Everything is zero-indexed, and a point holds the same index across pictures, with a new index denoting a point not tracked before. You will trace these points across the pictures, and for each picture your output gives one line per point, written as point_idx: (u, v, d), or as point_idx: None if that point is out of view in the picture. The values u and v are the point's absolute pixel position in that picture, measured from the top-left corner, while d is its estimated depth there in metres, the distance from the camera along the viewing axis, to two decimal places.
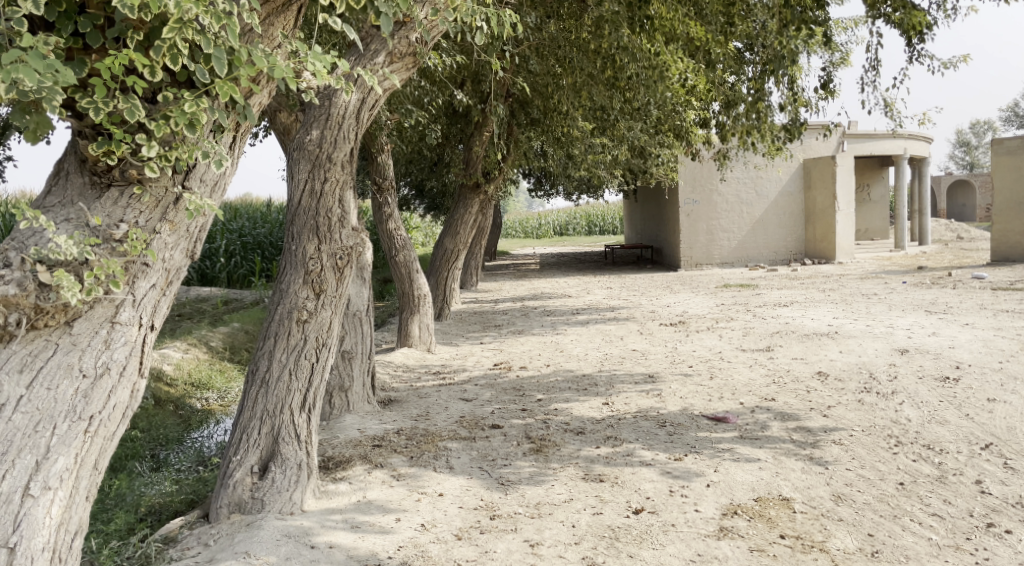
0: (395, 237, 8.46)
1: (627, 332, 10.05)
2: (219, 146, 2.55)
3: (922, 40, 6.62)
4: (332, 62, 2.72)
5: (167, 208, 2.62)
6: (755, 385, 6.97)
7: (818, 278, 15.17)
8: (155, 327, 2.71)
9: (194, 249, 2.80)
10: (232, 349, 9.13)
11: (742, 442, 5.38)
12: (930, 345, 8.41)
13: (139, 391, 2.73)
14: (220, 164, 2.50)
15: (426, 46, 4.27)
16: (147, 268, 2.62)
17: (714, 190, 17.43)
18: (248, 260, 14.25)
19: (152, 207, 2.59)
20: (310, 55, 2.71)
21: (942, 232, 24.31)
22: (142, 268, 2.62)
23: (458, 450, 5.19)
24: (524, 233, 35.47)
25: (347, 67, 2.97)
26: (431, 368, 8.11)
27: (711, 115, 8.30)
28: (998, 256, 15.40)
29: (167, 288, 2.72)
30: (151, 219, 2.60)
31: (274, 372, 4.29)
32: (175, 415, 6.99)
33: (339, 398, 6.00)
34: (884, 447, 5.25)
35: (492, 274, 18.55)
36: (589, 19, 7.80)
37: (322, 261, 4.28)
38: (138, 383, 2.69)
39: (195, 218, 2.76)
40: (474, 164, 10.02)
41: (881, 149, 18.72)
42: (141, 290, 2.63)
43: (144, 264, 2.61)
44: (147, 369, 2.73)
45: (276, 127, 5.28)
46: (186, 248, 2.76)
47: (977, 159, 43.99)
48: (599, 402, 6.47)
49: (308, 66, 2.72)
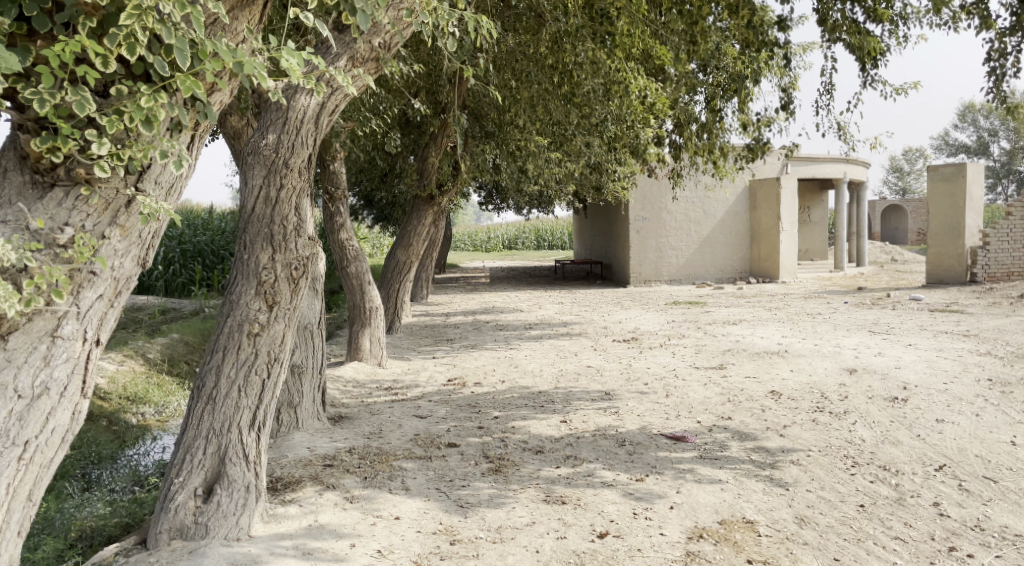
0: (347, 248, 8.23)
1: (580, 347, 9.98)
2: (177, 144, 2.35)
3: (875, 66, 6.72)
4: (307, 60, 2.67)
5: (117, 212, 2.41)
6: (710, 404, 6.94)
7: (764, 297, 15.37)
8: (101, 342, 2.49)
9: (146, 256, 2.58)
10: (172, 361, 8.75)
11: (703, 462, 5.32)
12: (877, 365, 8.53)
13: (82, 414, 2.52)
14: (179, 164, 2.30)
15: (390, 52, 4.20)
16: (94, 276, 2.41)
17: (664, 208, 17.58)
18: (188, 268, 13.80)
19: (101, 209, 2.38)
20: (287, 54, 2.62)
21: (877, 255, 24.96)
22: (89, 275, 2.39)
23: (414, 470, 5.01)
24: (473, 246, 35.39)
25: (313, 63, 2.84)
26: (383, 383, 7.88)
27: (666, 133, 8.28)
28: (933, 279, 15.85)
29: (115, 299, 2.50)
30: (99, 223, 2.38)
31: (222, 389, 4.03)
32: (109, 431, 6.63)
33: (288, 415, 5.74)
34: (842, 468, 5.25)
35: (441, 287, 18.34)
36: (547, 34, 7.75)
37: (276, 271, 4.08)
38: (81, 405, 2.48)
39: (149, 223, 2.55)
40: (429, 175, 9.81)
41: (823, 172, 19.19)
42: (86, 301, 2.41)
43: (91, 272, 2.39)
44: (92, 388, 2.51)
45: (225, 131, 5.04)
46: (138, 255, 2.54)
47: (909, 184, 45.62)
48: (557, 420, 6.35)
49: (283, 62, 2.65)
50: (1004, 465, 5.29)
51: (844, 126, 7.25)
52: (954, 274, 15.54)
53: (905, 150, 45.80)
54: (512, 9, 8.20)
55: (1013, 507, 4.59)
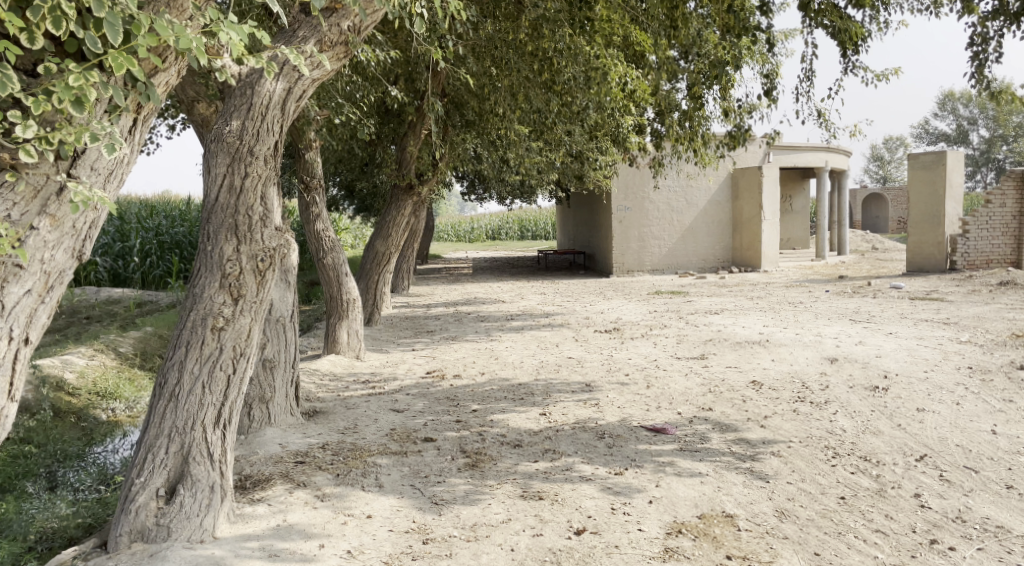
0: (323, 239, 8.06)
1: (562, 338, 9.88)
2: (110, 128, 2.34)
3: (856, 52, 6.63)
4: (248, 34, 2.58)
5: (47, 200, 2.41)
6: (691, 394, 6.87)
7: (746, 286, 15.34)
8: (31, 340, 2.49)
9: (82, 248, 2.57)
10: (144, 355, 8.57)
11: (683, 455, 5.23)
12: (858, 354, 8.48)
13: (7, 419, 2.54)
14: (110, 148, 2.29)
15: (359, 36, 4.11)
16: (20, 269, 2.41)
17: (646, 197, 17.52)
18: (166, 260, 13.58)
19: (29, 197, 2.38)
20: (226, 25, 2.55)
21: (859, 243, 25.04)
22: (15, 268, 2.40)
23: (389, 467, 4.88)
24: (456, 237, 35.27)
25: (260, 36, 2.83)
26: (360, 376, 7.75)
27: (647, 122, 8.17)
28: (913, 267, 15.88)
29: (46, 294, 2.50)
30: (27, 212, 2.38)
31: (185, 385, 3.89)
32: (77, 428, 6.46)
33: (260, 410, 5.58)
34: (823, 459, 5.19)
35: (423, 278, 18.19)
36: (526, 20, 7.61)
37: (241, 263, 3.96)
38: (7, 409, 2.51)
39: (84, 213, 2.54)
40: (408, 164, 9.66)
41: (805, 161, 19.20)
42: (11, 296, 2.41)
43: (17, 264, 2.40)
44: (19, 391, 2.53)
45: (192, 119, 4.87)
46: (72, 247, 2.53)
47: (890, 172, 45.91)
48: (536, 413, 6.25)
49: (222, 38, 2.57)
50: (985, 454, 5.25)
51: (826, 113, 7.18)
52: (935, 262, 15.56)
53: (886, 139, 45.99)
54: None
55: (994, 497, 4.54)
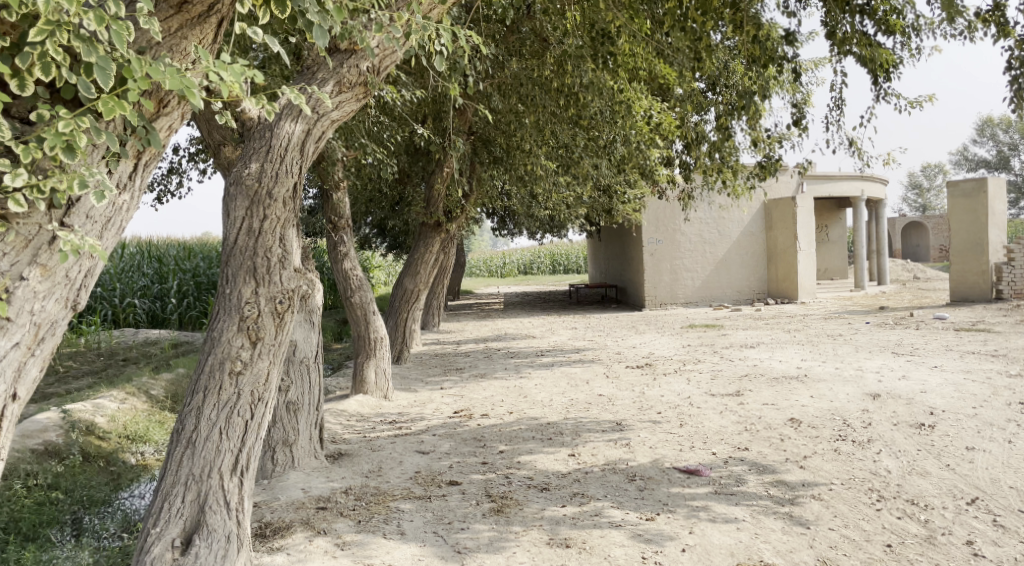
0: (351, 278, 8.00)
1: (593, 375, 9.69)
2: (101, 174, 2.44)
3: (888, 79, 6.47)
4: (242, 73, 2.63)
5: (39, 250, 2.48)
6: (726, 433, 6.65)
7: (783, 319, 15.02)
8: (18, 396, 2.54)
9: (75, 298, 2.64)
10: (175, 397, 8.57)
11: (718, 499, 5.02)
12: (902, 389, 8.16)
13: None
14: (101, 194, 2.37)
15: (378, 76, 4.06)
16: (7, 323, 2.46)
17: (678, 230, 17.34)
18: (202, 301, 13.71)
19: (20, 247, 2.44)
20: (219, 66, 2.62)
21: (899, 273, 24.51)
22: (4, 322, 2.46)
23: (412, 512, 4.75)
24: (488, 272, 35.30)
25: (266, 79, 2.88)
26: (388, 417, 7.64)
27: (675, 154, 8.06)
28: (957, 296, 15.39)
29: (36, 347, 2.56)
30: (17, 262, 2.45)
31: (202, 432, 3.81)
32: (106, 472, 6.42)
33: (283, 454, 5.51)
34: (867, 503, 4.94)
35: (455, 314, 18.12)
36: (551, 57, 7.58)
37: (259, 306, 3.89)
38: None
39: (78, 262, 2.62)
40: (436, 202, 9.66)
41: (840, 191, 18.90)
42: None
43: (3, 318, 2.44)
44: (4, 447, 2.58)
45: (218, 162, 4.83)
46: (63, 297, 2.60)
47: (929, 201, 45.18)
48: (565, 454, 6.08)
49: (212, 77, 2.61)
50: None
51: (859, 142, 7.02)
52: (979, 292, 15.05)
53: (923, 166, 45.29)
54: (515, 33, 8.07)
55: None
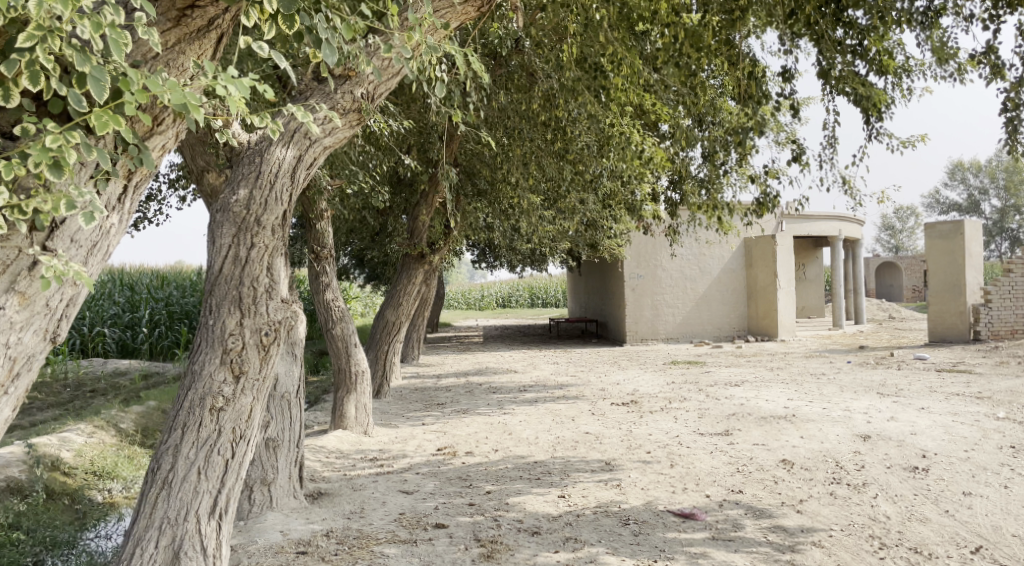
0: (332, 308, 7.76)
1: (577, 412, 9.47)
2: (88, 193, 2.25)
3: (879, 119, 6.43)
4: (247, 88, 2.48)
5: (17, 276, 2.28)
6: (719, 475, 6.47)
7: (764, 356, 14.93)
8: None
9: (55, 329, 2.44)
10: (145, 431, 8.24)
11: (716, 545, 4.84)
12: (891, 431, 8.03)
13: None
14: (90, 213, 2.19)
15: (373, 103, 3.91)
16: None
17: (659, 265, 17.32)
18: (174, 330, 13.36)
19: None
20: (221, 79, 2.47)
21: (874, 312, 24.66)
22: None
23: (397, 558, 4.51)
24: (466, 304, 35.22)
25: None
26: (368, 454, 7.38)
27: (660, 189, 8.02)
28: (935, 337, 15.42)
29: (9, 384, 2.35)
30: None
31: (179, 472, 3.60)
32: (70, 510, 6.09)
33: (262, 493, 5.26)
34: (869, 551, 4.78)
35: (434, 347, 17.86)
36: (539, 92, 7.57)
37: (244, 338, 3.68)
38: None
39: (60, 290, 2.41)
40: (420, 233, 9.47)
41: (819, 230, 19.02)
42: None
43: None
44: None
45: (202, 189, 4.64)
46: (43, 328, 2.39)
47: (902, 243, 45.81)
48: (555, 495, 5.87)
49: (214, 91, 2.45)
50: None
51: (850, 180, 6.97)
52: (958, 333, 15.11)
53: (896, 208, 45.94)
54: (503, 67, 8.06)
55: None
